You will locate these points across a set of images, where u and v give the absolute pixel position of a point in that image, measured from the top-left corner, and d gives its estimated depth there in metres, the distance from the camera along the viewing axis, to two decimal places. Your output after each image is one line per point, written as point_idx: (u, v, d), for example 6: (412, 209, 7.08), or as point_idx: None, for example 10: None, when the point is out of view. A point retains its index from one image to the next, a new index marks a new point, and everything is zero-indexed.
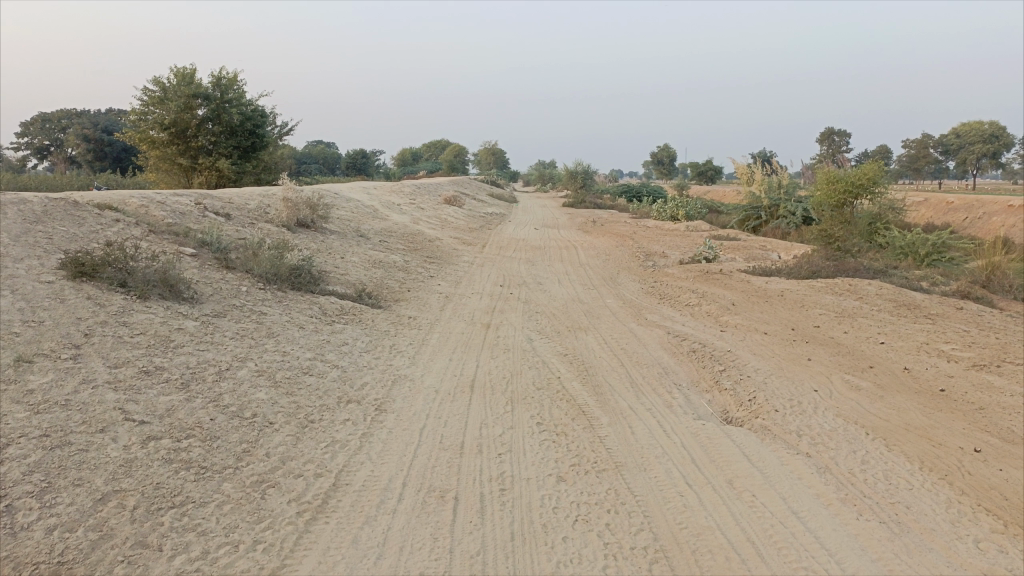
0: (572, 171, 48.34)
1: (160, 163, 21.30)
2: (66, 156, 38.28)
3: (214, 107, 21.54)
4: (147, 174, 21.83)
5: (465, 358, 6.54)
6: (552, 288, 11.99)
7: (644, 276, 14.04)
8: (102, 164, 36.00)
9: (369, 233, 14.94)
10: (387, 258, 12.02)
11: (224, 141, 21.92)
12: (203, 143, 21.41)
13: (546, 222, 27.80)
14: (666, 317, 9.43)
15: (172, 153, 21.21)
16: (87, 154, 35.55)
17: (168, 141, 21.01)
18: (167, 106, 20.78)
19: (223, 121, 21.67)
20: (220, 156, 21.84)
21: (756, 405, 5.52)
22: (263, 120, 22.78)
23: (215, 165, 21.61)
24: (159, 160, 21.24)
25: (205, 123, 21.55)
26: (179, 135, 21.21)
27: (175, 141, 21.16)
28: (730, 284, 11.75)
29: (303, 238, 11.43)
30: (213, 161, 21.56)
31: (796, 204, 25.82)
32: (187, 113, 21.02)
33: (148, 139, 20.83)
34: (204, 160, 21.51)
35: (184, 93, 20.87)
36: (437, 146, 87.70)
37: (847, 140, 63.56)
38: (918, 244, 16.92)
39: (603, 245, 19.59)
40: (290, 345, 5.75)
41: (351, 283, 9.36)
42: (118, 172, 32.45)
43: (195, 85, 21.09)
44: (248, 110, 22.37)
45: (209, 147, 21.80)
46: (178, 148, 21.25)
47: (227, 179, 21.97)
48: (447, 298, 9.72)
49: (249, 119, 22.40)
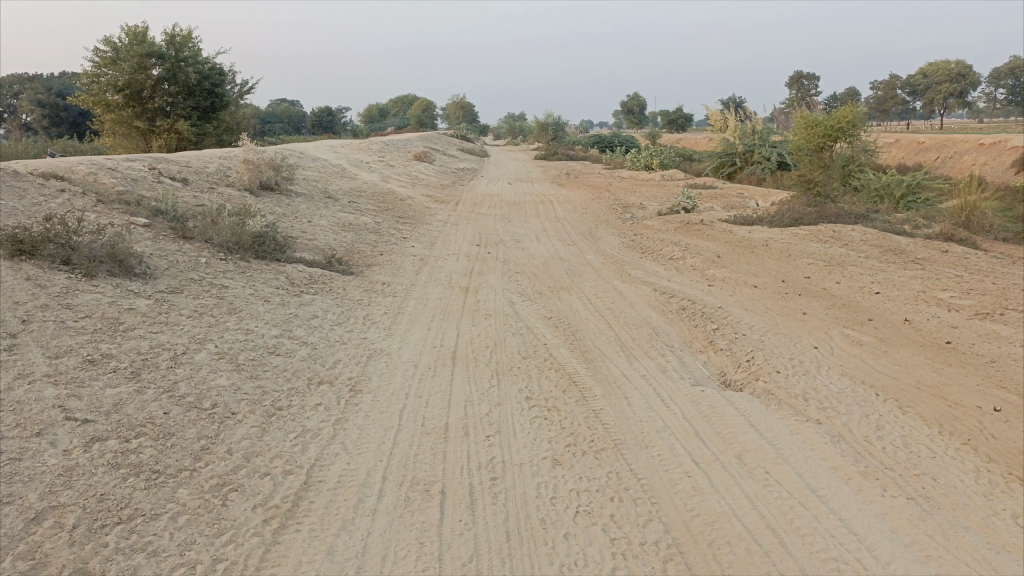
0: (542, 123, 47.53)
1: (117, 127, 20.36)
2: (20, 123, 36.79)
3: (170, 66, 20.55)
4: (103, 138, 20.89)
5: (445, 327, 6.14)
6: (530, 245, 11.58)
7: (623, 230, 13.66)
8: (59, 130, 34.59)
9: (337, 194, 14.36)
10: (356, 220, 11.50)
11: (182, 102, 20.97)
12: (161, 105, 20.48)
13: (518, 176, 27.23)
14: (651, 273, 9.08)
15: (129, 116, 20.28)
16: (42, 119, 34.10)
17: (124, 104, 20.03)
18: (120, 67, 19.78)
19: (180, 81, 20.71)
20: (179, 117, 20.92)
21: (755, 366, 5.21)
22: (222, 79, 21.82)
23: (175, 128, 20.72)
24: (115, 124, 20.31)
25: (161, 83, 20.58)
26: (134, 97, 20.22)
27: (131, 103, 20.22)
28: (713, 235, 11.41)
29: (267, 202, 10.87)
30: (172, 123, 20.66)
31: (771, 149, 25.49)
32: (142, 74, 20.03)
33: (102, 102, 19.87)
34: (163, 123, 20.59)
35: (137, 52, 19.84)
36: (404, 102, 85.92)
37: (817, 83, 63.18)
38: (893, 185, 16.71)
39: (579, 198, 19.15)
40: (254, 321, 5.30)
41: (320, 248, 8.87)
42: (75, 138, 31.19)
43: (148, 44, 20.07)
44: (206, 69, 21.38)
45: (167, 109, 20.87)
46: (135, 110, 20.29)
47: (188, 142, 21.09)
48: (421, 261, 9.27)
49: (207, 78, 21.43)
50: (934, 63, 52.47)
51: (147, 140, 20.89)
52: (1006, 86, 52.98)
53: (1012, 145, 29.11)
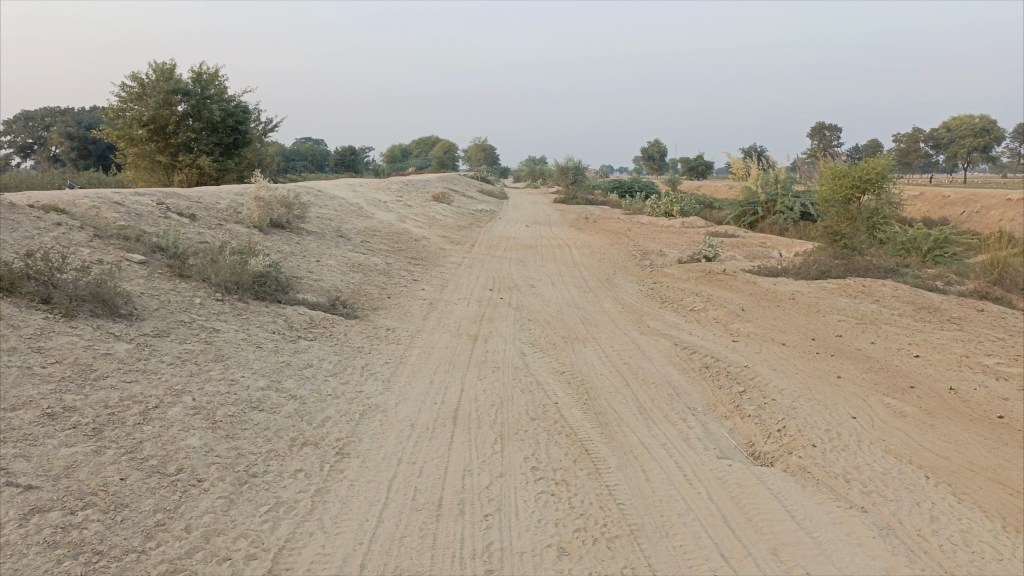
0: (562, 167, 47.55)
1: (139, 161, 20.40)
2: (49, 155, 37.30)
3: (195, 102, 20.63)
4: (124, 172, 20.90)
5: (449, 380, 5.70)
6: (546, 291, 11.16)
7: (642, 277, 13.22)
8: (87, 162, 34.98)
9: (350, 233, 14.07)
10: (367, 260, 11.16)
11: (205, 138, 21.00)
12: (183, 140, 20.50)
13: (537, 219, 26.96)
14: (671, 325, 8.62)
15: (151, 150, 20.30)
16: (71, 152, 34.55)
17: (147, 138, 20.08)
18: (146, 102, 19.86)
19: (204, 117, 20.76)
20: (201, 153, 20.92)
21: (787, 437, 4.71)
22: (246, 117, 21.86)
23: (196, 163, 20.70)
24: (138, 158, 20.36)
25: (185, 119, 20.64)
26: (158, 132, 20.28)
27: (155, 137, 20.26)
28: (736, 287, 10.94)
29: (275, 240, 10.56)
30: (193, 159, 20.65)
31: (794, 199, 25.08)
32: (167, 109, 20.09)
33: (126, 135, 19.91)
34: (184, 158, 20.59)
35: (163, 88, 19.94)
36: (426, 143, 86.76)
37: (838, 134, 63.02)
38: (920, 239, 16.25)
39: (597, 244, 18.78)
40: (241, 370, 4.90)
41: (325, 290, 8.51)
42: (100, 171, 31.48)
43: (175, 80, 20.18)
44: (230, 106, 21.45)
45: (190, 144, 20.89)
46: (157, 145, 20.34)
47: (208, 177, 21.05)
48: (431, 306, 8.88)
49: (231, 115, 21.48)
50: (958, 118, 52.11)
51: (169, 175, 20.90)
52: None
53: None
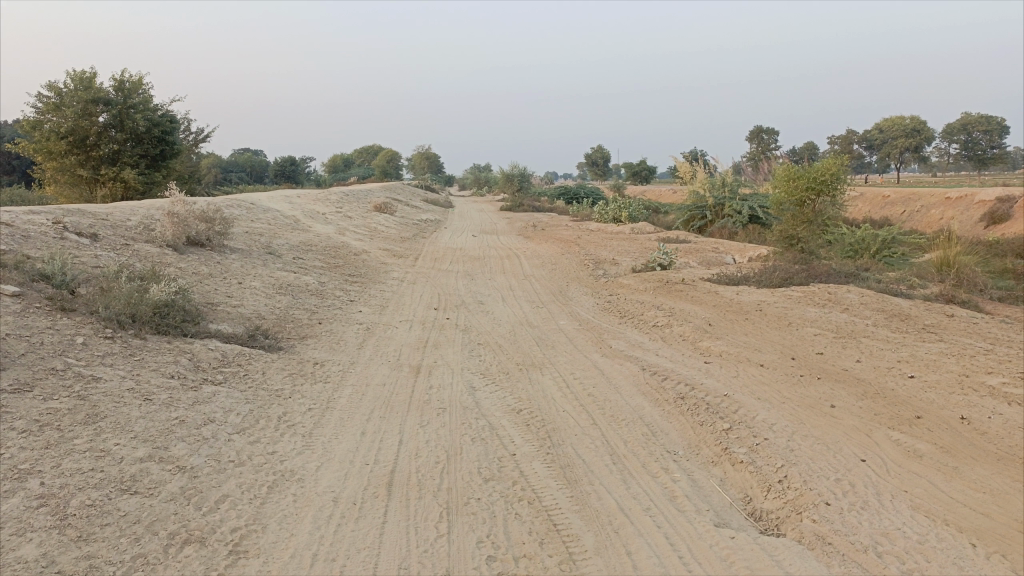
0: (507, 174, 46.90)
1: (59, 176, 18.95)
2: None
3: (118, 112, 19.27)
4: (44, 188, 19.41)
5: (384, 428, 4.77)
6: (495, 308, 10.31)
7: (597, 289, 12.47)
8: (11, 178, 32.99)
9: (281, 249, 13.00)
10: (298, 280, 10.15)
11: (130, 150, 19.64)
12: (106, 152, 19.09)
13: (483, 228, 26.13)
14: (634, 345, 7.84)
15: (71, 164, 18.86)
16: None
17: (66, 151, 18.66)
18: (63, 113, 18.48)
19: (128, 128, 19.38)
20: (126, 166, 19.51)
21: (791, 492, 3.94)
22: (174, 127, 20.51)
23: (120, 176, 19.22)
24: (57, 172, 18.90)
25: (107, 130, 19.25)
26: (79, 144, 18.88)
27: (75, 150, 18.83)
28: (698, 297, 10.26)
29: (192, 261, 9.48)
30: (118, 172, 19.21)
31: (742, 203, 24.75)
32: (87, 120, 18.71)
33: (42, 148, 18.45)
34: (108, 171, 19.18)
35: (82, 98, 18.59)
36: (370, 152, 85.23)
37: (776, 138, 63.87)
38: (868, 240, 15.94)
39: (547, 253, 18.03)
40: (118, 436, 3.90)
41: (244, 317, 7.50)
42: (23, 187, 29.61)
43: (95, 89, 18.85)
44: (156, 117, 20.10)
45: (114, 156, 19.50)
46: (78, 158, 18.93)
47: (135, 192, 19.58)
48: (367, 331, 7.92)
49: (158, 125, 20.15)
50: (890, 119, 53.13)
51: (92, 190, 19.46)
52: (959, 142, 53.83)
53: (978, 199, 28.83)
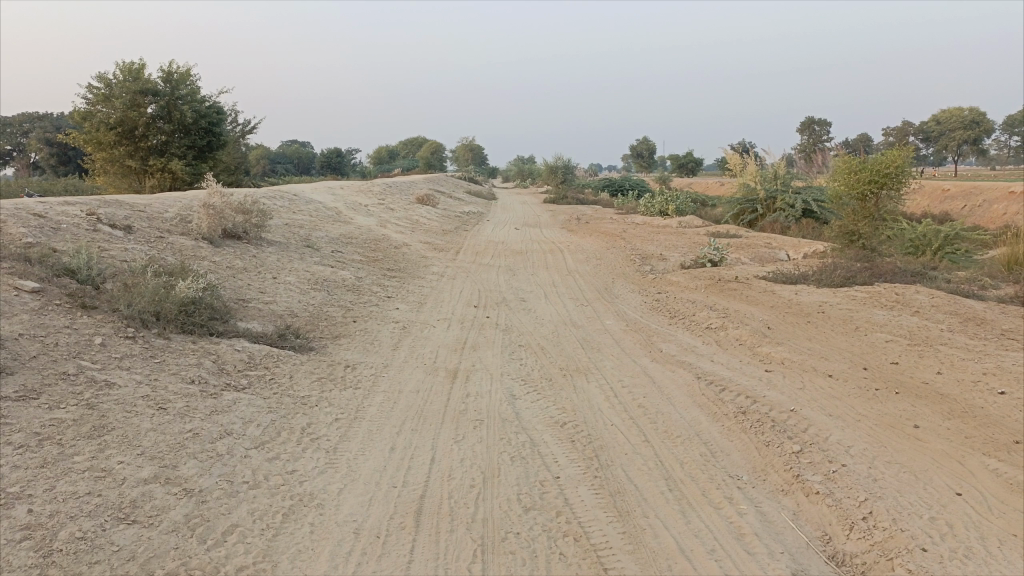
0: (551, 166, 46.37)
1: (108, 167, 19.08)
2: (27, 162, 37.82)
3: (165, 103, 19.31)
4: (94, 179, 19.59)
5: (416, 443, 4.35)
6: (538, 306, 9.86)
7: (644, 287, 11.94)
8: (66, 169, 33.80)
9: (320, 242, 12.74)
10: (334, 274, 9.83)
11: (177, 141, 19.68)
12: (154, 143, 19.15)
13: (526, 221, 25.68)
14: (687, 350, 7.31)
15: (120, 155, 18.97)
16: (50, 158, 33.37)
17: (116, 142, 18.77)
18: (113, 104, 18.59)
19: (175, 119, 19.40)
20: (174, 157, 19.53)
21: (878, 533, 3.44)
22: (220, 118, 20.49)
23: (167, 167, 19.22)
24: (107, 163, 19.04)
25: (155, 121, 19.31)
26: (128, 135, 18.98)
27: (124, 141, 18.94)
28: (753, 297, 9.66)
29: (226, 254, 9.22)
30: (165, 163, 19.23)
31: (794, 196, 23.84)
32: (136, 111, 18.79)
33: (93, 139, 18.59)
34: (156, 162, 19.23)
35: (131, 89, 18.67)
36: (415, 143, 85.41)
37: (828, 129, 62.01)
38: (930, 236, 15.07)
39: (592, 247, 17.51)
40: (123, 452, 3.55)
41: (276, 314, 7.18)
42: (78, 177, 30.24)
43: (143, 80, 18.92)
44: (203, 108, 20.10)
45: (162, 148, 19.56)
46: (128, 149, 19.05)
47: (182, 183, 19.55)
48: (403, 330, 7.54)
49: (205, 116, 20.15)
50: (949, 110, 51.01)
51: (141, 181, 19.57)
52: (1021, 133, 51.52)
53: None
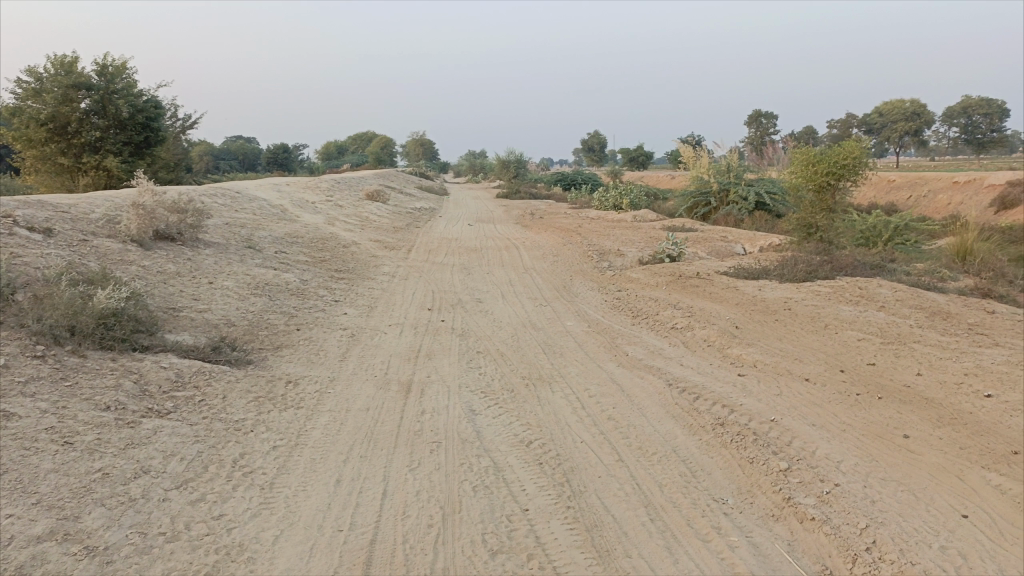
0: (503, 161, 45.93)
1: (38, 165, 18.01)
2: None
3: (99, 98, 18.31)
4: (23, 178, 18.49)
5: (364, 474, 3.86)
6: (495, 307, 9.40)
7: (603, 285, 11.58)
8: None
9: (263, 242, 12.06)
10: (277, 277, 9.21)
11: (113, 137, 18.64)
12: (88, 139, 18.13)
13: (479, 216, 25.19)
14: (653, 353, 6.94)
15: (51, 152, 17.93)
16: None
17: (46, 139, 17.72)
18: (41, 98, 17.56)
19: (110, 114, 18.41)
20: (109, 154, 18.49)
21: (886, 566, 3.14)
22: (158, 113, 19.52)
23: (102, 164, 18.21)
24: (38, 161, 17.96)
25: (89, 116, 18.30)
26: (59, 132, 17.95)
27: (54, 137, 17.90)
28: (716, 294, 9.36)
29: (157, 258, 8.54)
30: (100, 160, 18.22)
31: (747, 189, 23.81)
32: (67, 106, 17.77)
33: (20, 136, 17.52)
34: (90, 159, 18.18)
35: (62, 83, 17.65)
36: (364, 139, 84.05)
37: (775, 122, 62.83)
38: (880, 228, 15.02)
39: (548, 243, 17.13)
40: (14, 502, 2.98)
41: (210, 325, 6.57)
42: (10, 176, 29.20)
43: (75, 73, 17.89)
44: (140, 102, 19.12)
45: (97, 144, 18.51)
46: (59, 146, 18.00)
47: (118, 181, 18.56)
48: (352, 338, 7.00)
49: (142, 112, 19.17)
50: (890, 103, 51.97)
51: (74, 180, 18.49)
52: (959, 126, 52.84)
53: (988, 183, 27.84)
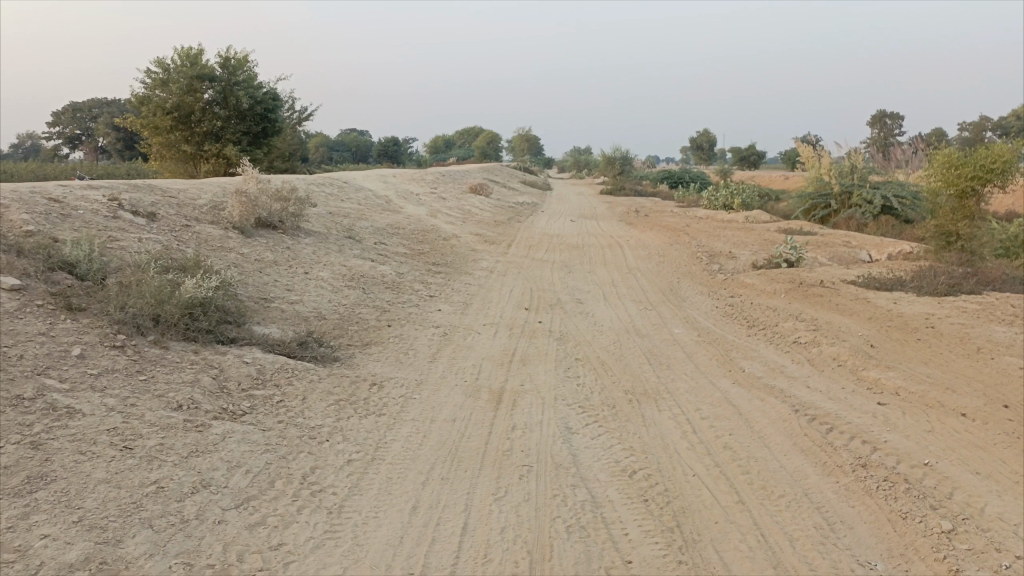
0: (608, 157, 45.05)
1: (164, 152, 18.75)
2: (96, 147, 40.62)
3: (221, 89, 18.86)
4: (151, 164, 19.33)
5: (445, 501, 3.41)
6: (597, 310, 8.83)
7: (714, 291, 10.79)
8: (132, 153, 35.24)
9: (364, 232, 11.93)
10: (374, 269, 8.96)
11: (233, 126, 19.16)
12: (209, 128, 18.71)
13: (583, 213, 24.60)
14: (774, 371, 6.19)
15: (176, 139, 18.64)
16: (117, 143, 34.99)
17: (172, 127, 18.43)
18: (169, 88, 18.24)
19: (231, 104, 18.93)
20: (228, 143, 19.03)
21: None
22: (276, 104, 19.96)
23: (221, 153, 18.76)
24: (164, 148, 18.71)
25: (211, 106, 18.88)
26: (183, 120, 18.61)
27: (179, 125, 18.59)
28: (844, 307, 8.44)
29: (256, 245, 8.43)
30: (220, 148, 18.78)
31: (872, 191, 22.15)
32: (192, 96, 18.38)
33: (149, 123, 18.29)
34: (211, 147, 18.75)
35: (188, 74, 18.26)
36: (471, 133, 84.76)
37: (901, 122, 59.00)
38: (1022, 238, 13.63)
39: (654, 243, 16.34)
40: (54, 519, 2.77)
41: (300, 317, 6.31)
42: (143, 161, 31.47)
43: (200, 64, 18.49)
44: (259, 93, 19.59)
45: (218, 133, 19.07)
46: (183, 134, 18.68)
47: (235, 170, 19.09)
48: (444, 337, 6.61)
49: (261, 102, 19.60)
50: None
51: (195, 167, 19.14)
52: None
53: None
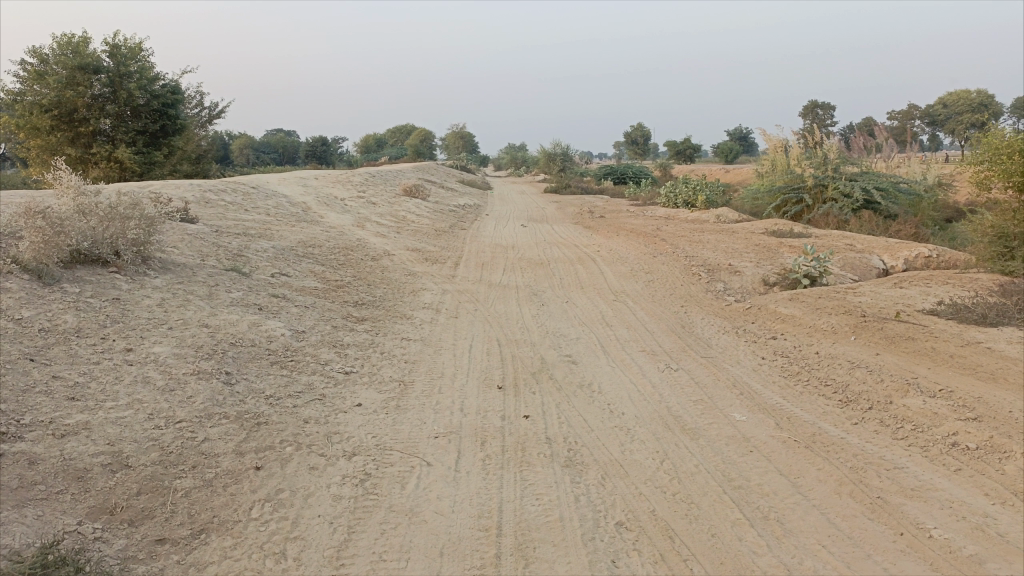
0: (548, 152, 42.26)
1: (42, 158, 15.03)
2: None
3: (110, 81, 15.22)
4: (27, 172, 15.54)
5: None
6: (600, 377, 5.85)
7: (740, 327, 7.95)
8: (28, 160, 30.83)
9: (260, 258, 8.67)
10: (254, 325, 5.75)
11: (126, 125, 15.55)
12: (98, 128, 15.06)
13: (531, 215, 21.61)
14: (991, 541, 3.31)
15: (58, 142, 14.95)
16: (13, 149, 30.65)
17: (51, 127, 14.75)
18: (46, 82, 14.56)
19: (122, 99, 15.30)
20: (120, 144, 15.40)
21: None
22: (178, 99, 16.39)
23: (113, 155, 15.07)
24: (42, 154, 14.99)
25: (99, 103, 15.25)
26: (65, 120, 14.93)
27: (61, 125, 14.91)
28: (970, 365, 5.68)
29: (52, 300, 5.11)
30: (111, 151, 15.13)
31: (850, 184, 19.62)
32: (74, 90, 14.72)
33: (23, 124, 14.56)
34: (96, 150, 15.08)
35: (69, 64, 14.64)
36: (402, 132, 80.77)
37: (832, 111, 58.26)
38: None
39: (631, 253, 13.48)
40: None
41: (65, 479, 3.09)
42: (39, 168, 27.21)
43: (82, 53, 14.88)
44: (157, 87, 16.01)
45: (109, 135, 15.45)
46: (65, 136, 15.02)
47: (132, 177, 15.41)
48: (361, 488, 3.49)
49: (161, 98, 16.05)
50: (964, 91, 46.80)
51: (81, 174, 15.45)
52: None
53: None
